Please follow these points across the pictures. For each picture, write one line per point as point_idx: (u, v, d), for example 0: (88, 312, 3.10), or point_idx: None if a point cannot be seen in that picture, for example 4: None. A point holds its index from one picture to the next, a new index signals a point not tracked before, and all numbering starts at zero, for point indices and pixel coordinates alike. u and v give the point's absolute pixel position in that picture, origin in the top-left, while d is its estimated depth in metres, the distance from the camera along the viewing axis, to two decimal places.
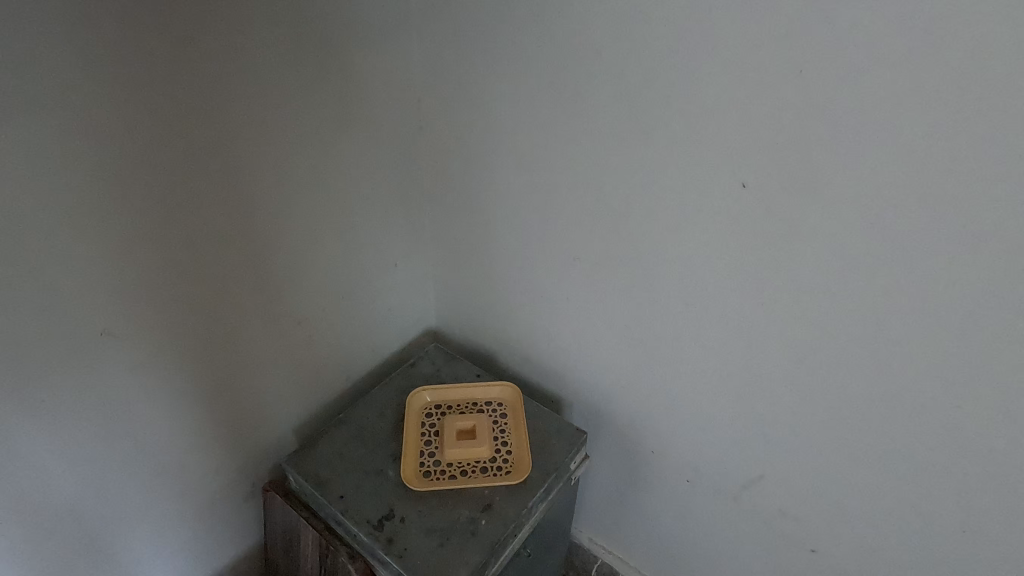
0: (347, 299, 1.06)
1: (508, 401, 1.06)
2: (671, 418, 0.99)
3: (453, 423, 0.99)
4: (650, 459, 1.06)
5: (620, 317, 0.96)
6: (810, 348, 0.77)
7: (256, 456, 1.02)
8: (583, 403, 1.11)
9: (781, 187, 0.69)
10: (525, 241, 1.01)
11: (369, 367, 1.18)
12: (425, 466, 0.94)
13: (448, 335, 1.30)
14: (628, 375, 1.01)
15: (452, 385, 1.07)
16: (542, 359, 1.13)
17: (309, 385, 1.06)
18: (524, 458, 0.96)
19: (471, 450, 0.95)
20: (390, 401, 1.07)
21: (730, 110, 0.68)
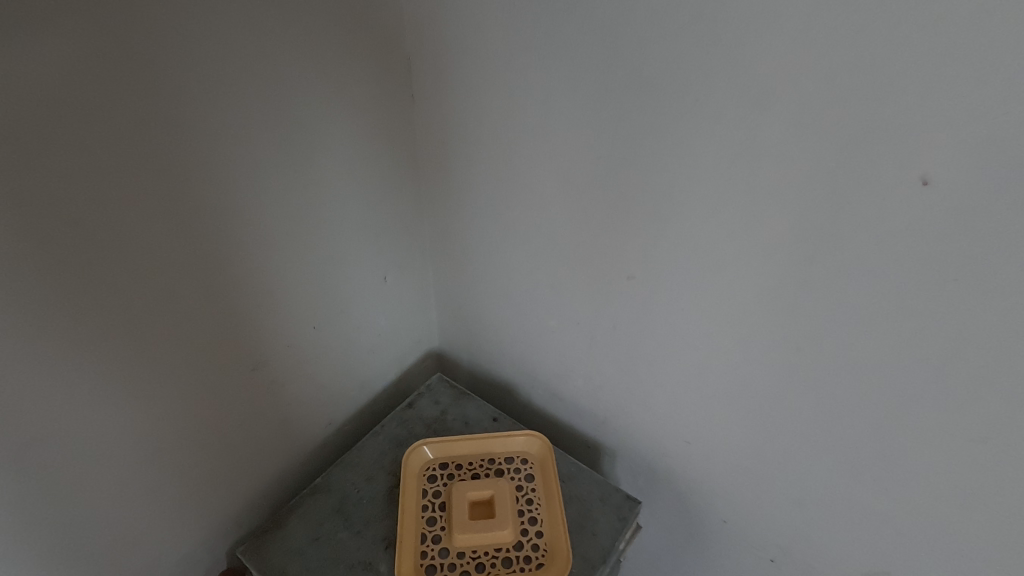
0: (316, 321, 0.78)
1: (535, 458, 0.82)
2: (755, 488, 0.73)
3: (465, 495, 0.74)
4: (717, 530, 0.82)
5: (691, 356, 0.70)
6: (1000, 431, 0.50)
7: (206, 540, 0.76)
8: (628, 453, 0.87)
9: (1005, 186, 0.41)
10: (558, 251, 0.75)
11: (357, 407, 0.93)
12: (429, 560, 0.70)
13: (454, 358, 1.04)
14: (697, 428, 0.76)
15: (462, 437, 0.82)
16: (576, 395, 0.89)
17: (264, 435, 0.78)
18: (562, 543, 0.71)
19: (491, 535, 0.71)
20: (383, 460, 0.83)
21: (927, 57, 0.40)
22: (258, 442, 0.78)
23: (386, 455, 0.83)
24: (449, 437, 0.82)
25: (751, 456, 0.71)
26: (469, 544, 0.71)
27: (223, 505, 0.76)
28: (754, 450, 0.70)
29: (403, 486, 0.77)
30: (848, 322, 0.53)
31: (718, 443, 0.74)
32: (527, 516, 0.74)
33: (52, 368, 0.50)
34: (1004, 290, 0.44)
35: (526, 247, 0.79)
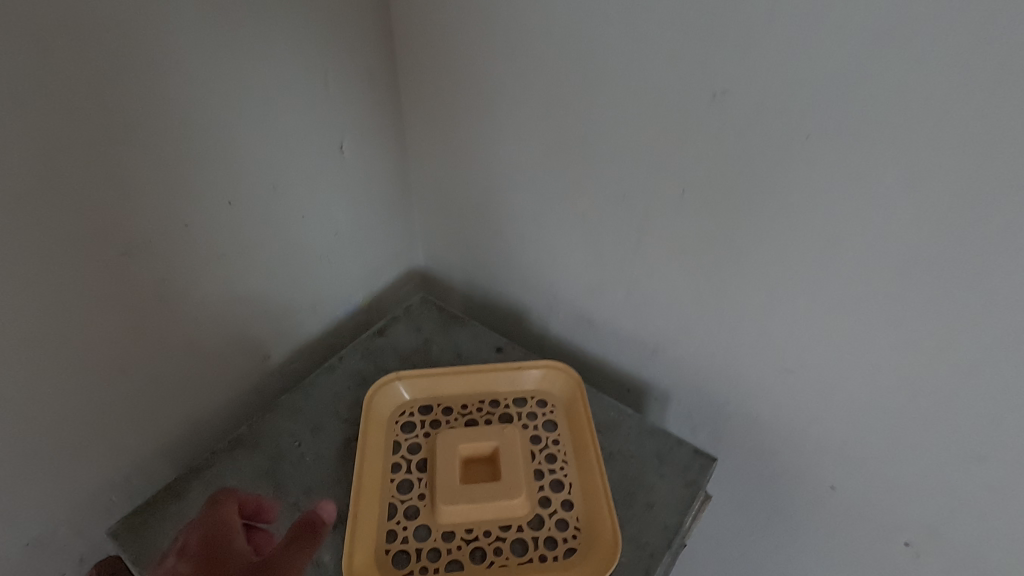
0: (211, 184, 0.49)
1: (557, 399, 0.57)
2: (902, 434, 0.48)
3: (454, 449, 0.50)
4: (823, 501, 0.56)
5: (817, 231, 0.43)
6: None
7: (74, 519, 0.52)
8: (690, 398, 0.60)
9: None
10: (598, 78, 0.47)
11: (308, 341, 0.67)
12: (399, 546, 0.46)
13: (444, 282, 0.78)
14: (811, 351, 0.49)
15: (451, 370, 0.57)
16: (612, 319, 0.62)
17: (126, 369, 0.50)
18: (602, 520, 0.47)
19: (494, 508, 0.47)
20: (337, 404, 0.58)
21: None
22: (147, 380, 0.52)
23: (341, 400, 0.58)
24: (433, 370, 0.57)
25: (905, 387, 0.45)
26: (462, 522, 0.47)
27: (93, 472, 0.51)
28: (910, 374, 0.44)
29: (362, 437, 0.52)
30: None
31: (846, 369, 0.48)
32: (548, 481, 0.49)
33: None
34: None
35: (544, 81, 0.51)
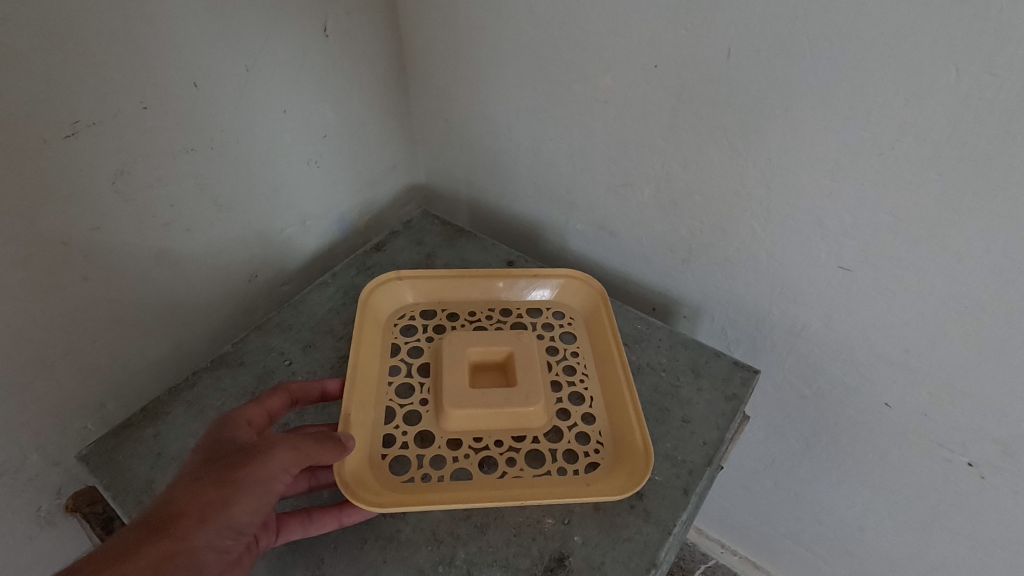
0: (178, 56, 0.42)
1: (576, 313, 0.51)
2: (981, 338, 0.41)
3: (463, 352, 0.44)
4: (872, 421, 0.51)
5: (900, 90, 0.35)
6: None
7: (49, 448, 0.47)
8: (723, 312, 0.54)
9: None
10: None
11: (301, 260, 0.61)
12: (396, 453, 0.40)
13: (449, 201, 0.71)
14: (879, 243, 0.42)
15: (459, 273, 0.52)
16: (638, 226, 0.55)
17: (88, 277, 0.43)
18: (631, 433, 0.41)
19: (508, 415, 0.41)
20: (332, 322, 0.52)
21: None
22: (116, 294, 0.46)
23: (338, 317, 0.52)
24: (440, 273, 0.52)
25: (991, 279, 0.38)
26: (470, 431, 0.41)
27: (64, 397, 0.46)
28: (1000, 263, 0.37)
29: (361, 331, 0.46)
30: None
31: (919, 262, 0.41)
32: (568, 393, 0.44)
33: None
34: None
35: None
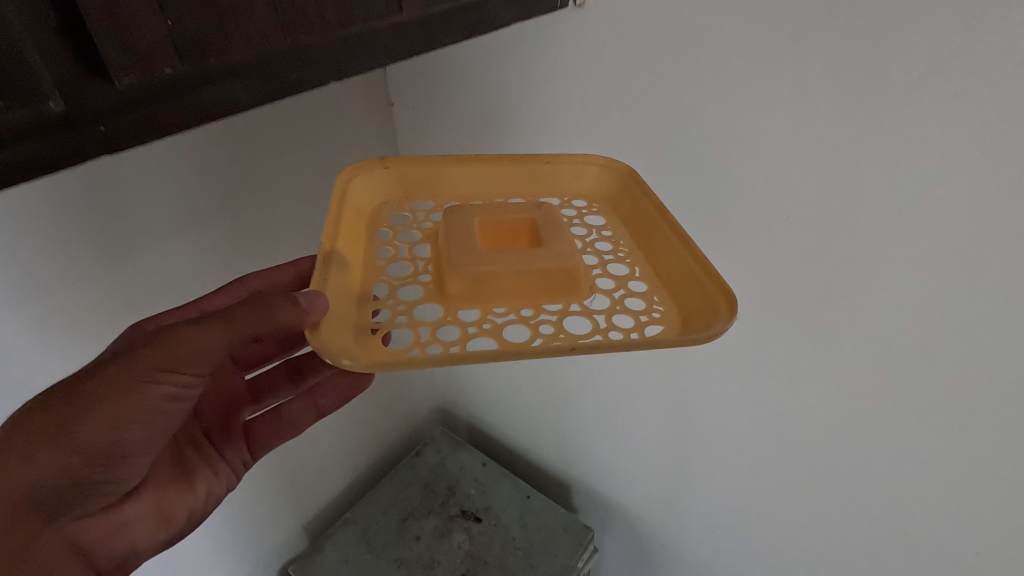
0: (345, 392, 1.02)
1: (602, 198, 0.63)
2: (681, 518, 0.95)
3: (471, 234, 0.52)
4: (659, 552, 1.03)
5: (624, 420, 0.94)
6: (818, 475, 0.73)
7: (264, 563, 1.00)
8: (588, 491, 1.10)
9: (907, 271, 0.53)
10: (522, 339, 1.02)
11: (379, 459, 1.17)
12: (388, 301, 0.48)
13: (456, 417, 1.29)
14: (635, 473, 0.98)
15: (460, 164, 0.61)
16: (547, 446, 1.13)
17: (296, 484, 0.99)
18: (685, 283, 0.50)
19: (536, 271, 0.49)
20: (395, 499, 1.07)
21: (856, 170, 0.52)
22: (303, 490, 1.01)
23: (398, 492, 1.08)
24: (434, 167, 0.60)
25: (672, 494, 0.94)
26: (478, 286, 0.48)
27: (276, 538, 1.00)
28: (699, 477, 0.88)
29: (344, 215, 0.54)
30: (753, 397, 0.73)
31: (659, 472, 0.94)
32: (600, 268, 0.54)
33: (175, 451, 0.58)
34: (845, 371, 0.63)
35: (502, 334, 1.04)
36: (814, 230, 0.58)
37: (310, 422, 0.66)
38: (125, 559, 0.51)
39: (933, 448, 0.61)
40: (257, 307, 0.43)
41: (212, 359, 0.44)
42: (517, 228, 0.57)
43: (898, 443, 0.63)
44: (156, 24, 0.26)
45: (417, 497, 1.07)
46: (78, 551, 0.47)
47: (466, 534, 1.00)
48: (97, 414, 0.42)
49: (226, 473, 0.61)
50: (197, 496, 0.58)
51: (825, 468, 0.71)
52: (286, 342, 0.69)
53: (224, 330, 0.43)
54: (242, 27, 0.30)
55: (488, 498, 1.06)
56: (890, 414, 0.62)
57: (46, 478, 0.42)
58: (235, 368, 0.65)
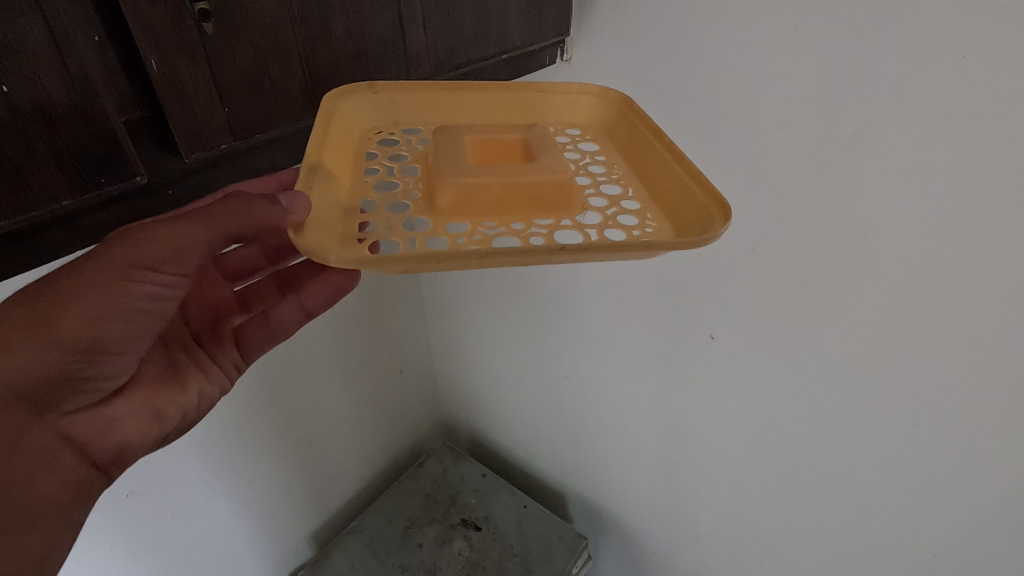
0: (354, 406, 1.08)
1: (597, 127, 0.59)
2: (669, 525, 1.00)
3: (461, 148, 0.47)
4: (650, 560, 1.08)
5: (615, 433, 1.00)
6: (791, 484, 0.78)
7: (276, 568, 1.05)
8: (583, 501, 1.15)
9: (854, 299, 0.59)
10: (517, 356, 1.08)
11: (385, 470, 1.23)
12: (374, 213, 0.43)
13: (457, 430, 1.35)
14: (626, 483, 1.03)
15: (449, 89, 0.57)
16: (543, 458, 1.19)
17: (307, 493, 1.05)
18: (677, 196, 0.46)
19: (525, 184, 0.44)
20: (399, 508, 1.12)
21: (804, 211, 0.58)
22: (314, 498, 1.07)
23: (403, 501, 1.13)
24: (424, 93, 0.56)
25: (661, 503, 0.99)
26: (465, 199, 0.43)
27: (288, 544, 1.05)
28: (686, 487, 0.93)
29: (328, 131, 0.49)
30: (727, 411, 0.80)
31: (650, 482, 0.99)
32: (593, 185, 0.50)
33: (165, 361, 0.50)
34: (804, 389, 0.70)
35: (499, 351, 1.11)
36: (776, 263, 0.63)
37: (298, 325, 0.56)
38: (122, 454, 0.46)
39: (893, 463, 0.66)
40: (240, 206, 0.37)
41: (195, 260, 0.39)
42: (508, 148, 0.52)
43: (863, 458, 0.68)
44: (208, 112, 0.41)
45: (420, 506, 1.12)
46: (68, 445, 0.43)
47: (465, 542, 1.05)
48: (74, 311, 0.37)
49: (219, 376, 0.54)
50: (189, 397, 0.51)
51: (800, 479, 0.77)
52: (276, 252, 0.59)
53: (204, 223, 0.37)
54: (265, 114, 0.45)
55: (487, 507, 1.12)
56: (853, 430, 0.67)
57: (23, 372, 0.37)
58: (219, 273, 0.55)
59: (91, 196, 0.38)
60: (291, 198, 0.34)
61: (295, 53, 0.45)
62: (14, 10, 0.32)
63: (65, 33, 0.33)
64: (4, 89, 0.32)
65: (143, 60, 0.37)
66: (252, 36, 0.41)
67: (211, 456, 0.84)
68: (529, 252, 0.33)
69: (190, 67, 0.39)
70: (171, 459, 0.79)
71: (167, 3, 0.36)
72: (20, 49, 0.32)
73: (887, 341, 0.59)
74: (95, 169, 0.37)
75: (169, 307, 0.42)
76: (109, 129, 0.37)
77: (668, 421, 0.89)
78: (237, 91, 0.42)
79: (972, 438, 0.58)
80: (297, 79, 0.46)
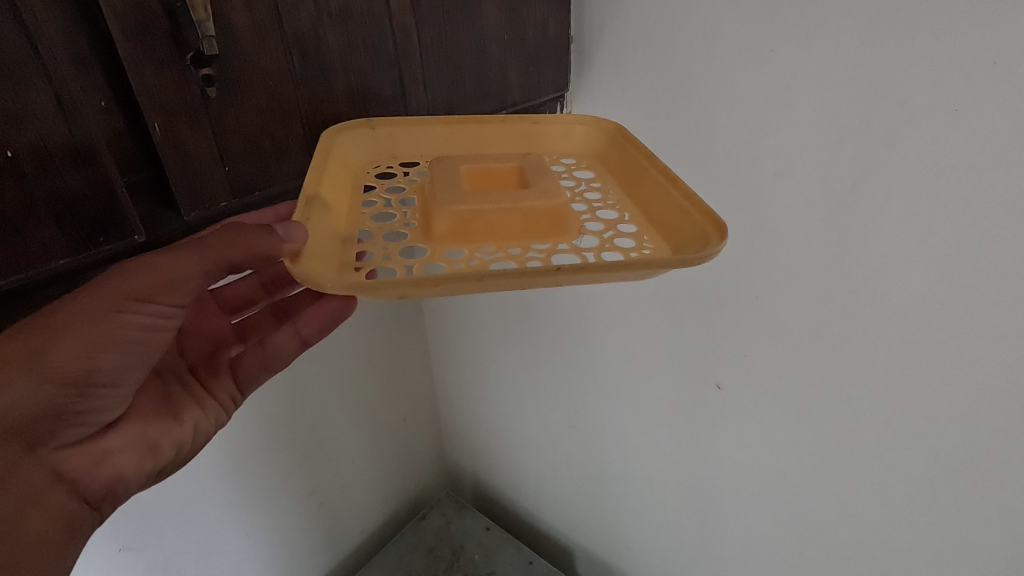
0: (356, 460, 1.06)
1: (591, 155, 0.61)
2: None
3: (457, 177, 0.48)
4: None
5: (622, 486, 0.97)
6: (807, 541, 0.75)
7: None
8: (592, 559, 1.11)
9: (859, 347, 0.59)
10: (522, 406, 1.06)
11: (386, 527, 1.19)
12: (372, 242, 0.43)
13: (463, 483, 1.32)
14: (636, 539, 1.00)
15: (446, 123, 0.58)
16: (549, 514, 1.15)
17: (304, 553, 1.01)
18: (673, 217, 0.47)
19: (522, 210, 0.44)
20: (399, 565, 1.08)
21: (800, 255, 0.59)
22: (311, 556, 1.03)
23: (403, 557, 1.09)
24: (421, 128, 0.58)
25: (672, 560, 0.95)
26: (463, 226, 0.44)
27: None
28: (698, 543, 0.89)
29: (328, 166, 0.50)
30: (737, 462, 0.77)
31: (660, 538, 0.95)
32: (590, 211, 0.51)
33: (162, 396, 0.49)
34: (813, 441, 0.68)
35: (505, 402, 1.09)
36: (777, 303, 0.63)
37: (295, 352, 0.56)
38: (113, 489, 0.45)
39: (914, 519, 0.63)
40: (235, 234, 0.38)
41: (190, 291, 0.39)
42: (503, 176, 0.53)
43: (882, 510, 0.65)
44: (210, 173, 0.43)
45: (422, 563, 1.08)
46: (60, 481, 0.41)
47: None
48: (67, 345, 0.37)
49: (216, 408, 0.53)
50: (185, 430, 0.50)
51: (815, 533, 0.73)
52: (273, 283, 0.59)
53: (201, 256, 0.37)
54: (267, 172, 0.47)
55: (491, 563, 1.07)
56: (870, 482, 0.65)
57: (15, 409, 0.37)
58: (216, 304, 0.55)
59: (88, 256, 0.40)
60: (288, 231, 0.34)
61: (296, 116, 0.48)
62: (24, 81, 0.35)
63: (70, 101, 0.36)
64: (8, 154, 0.35)
65: (148, 126, 0.39)
66: (255, 99, 0.44)
67: (207, 511, 0.82)
68: (526, 274, 0.34)
69: (192, 130, 0.42)
70: (166, 513, 0.77)
71: (173, 71, 0.39)
72: (27, 117, 0.35)
73: (897, 390, 0.58)
74: (91, 230, 0.39)
75: (162, 335, 0.42)
76: (108, 189, 0.39)
77: (677, 472, 0.86)
78: (239, 152, 0.45)
79: (991, 493, 0.56)
80: (297, 138, 0.49)
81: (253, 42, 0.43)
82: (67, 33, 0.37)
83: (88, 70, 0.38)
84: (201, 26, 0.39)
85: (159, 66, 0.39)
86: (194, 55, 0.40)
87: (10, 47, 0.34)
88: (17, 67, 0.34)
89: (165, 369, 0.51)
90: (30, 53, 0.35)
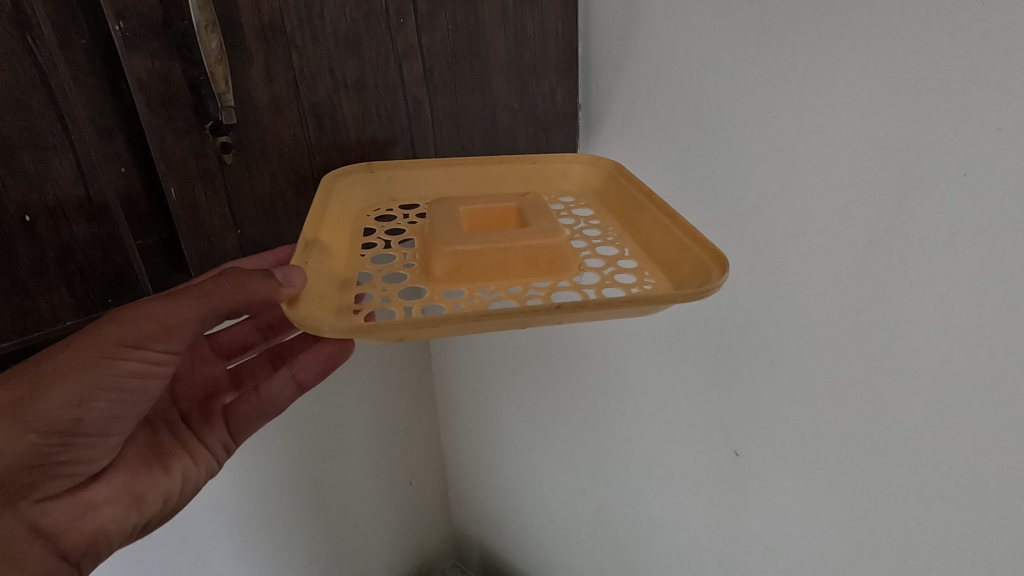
0: (360, 527, 1.02)
1: (590, 194, 0.61)
2: None
3: (457, 218, 0.48)
4: None
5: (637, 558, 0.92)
6: None
7: None
8: None
9: (883, 414, 0.56)
10: (533, 471, 1.02)
11: None
12: (371, 283, 0.43)
13: (470, 552, 1.25)
14: None
15: (445, 165, 0.59)
16: None
17: None
18: (674, 252, 0.46)
19: (520, 248, 0.44)
20: None
21: (816, 316, 0.57)
22: None
23: None
24: (422, 171, 0.58)
25: None
26: (462, 266, 0.43)
27: None
28: None
29: (328, 210, 0.50)
30: (759, 536, 0.73)
31: None
32: (590, 246, 0.50)
33: (153, 445, 0.48)
34: (839, 515, 0.63)
35: (515, 467, 1.05)
36: (794, 366, 0.61)
37: (291, 398, 0.54)
38: (94, 544, 0.43)
39: None
40: (232, 280, 0.38)
41: (184, 335, 0.39)
42: (503, 216, 0.53)
43: None
44: (221, 234, 0.46)
45: None
46: (39, 536, 0.40)
47: None
48: (54, 394, 0.36)
49: (207, 457, 0.52)
50: (173, 481, 0.48)
51: None
52: (269, 327, 0.58)
53: (195, 303, 0.37)
54: (277, 234, 0.50)
55: None
56: (905, 564, 0.59)
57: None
58: (212, 350, 0.55)
59: (94, 314, 0.43)
60: (285, 274, 0.35)
61: (303, 179, 0.50)
62: (49, 151, 0.38)
63: (90, 167, 0.40)
64: (28, 218, 0.38)
65: (165, 190, 0.42)
66: (269, 164, 0.48)
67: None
68: (526, 313, 0.33)
69: (206, 192, 0.44)
70: None
71: (192, 139, 0.43)
72: (48, 183, 0.38)
73: (929, 463, 0.54)
74: (101, 288, 0.42)
75: (154, 381, 0.41)
76: (119, 247, 0.43)
77: (695, 545, 0.81)
78: (249, 215, 0.47)
79: None
80: (308, 201, 0.52)
81: (269, 113, 0.46)
82: (94, 106, 0.41)
83: (110, 139, 0.42)
84: (221, 97, 0.42)
85: (178, 135, 0.42)
86: (212, 124, 0.43)
87: (38, 119, 0.37)
88: (44, 138, 0.38)
89: (158, 419, 0.50)
90: (57, 125, 0.38)
